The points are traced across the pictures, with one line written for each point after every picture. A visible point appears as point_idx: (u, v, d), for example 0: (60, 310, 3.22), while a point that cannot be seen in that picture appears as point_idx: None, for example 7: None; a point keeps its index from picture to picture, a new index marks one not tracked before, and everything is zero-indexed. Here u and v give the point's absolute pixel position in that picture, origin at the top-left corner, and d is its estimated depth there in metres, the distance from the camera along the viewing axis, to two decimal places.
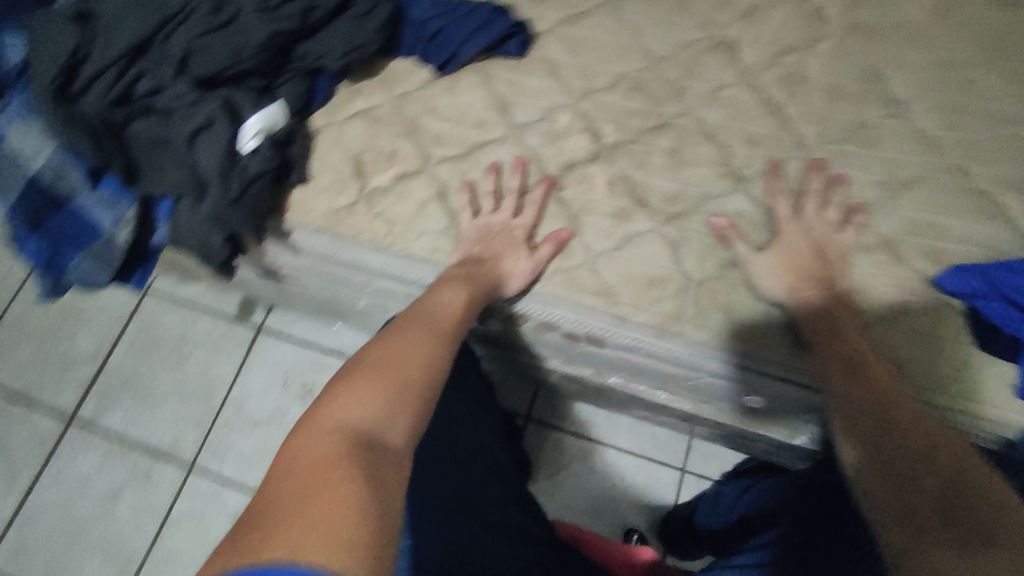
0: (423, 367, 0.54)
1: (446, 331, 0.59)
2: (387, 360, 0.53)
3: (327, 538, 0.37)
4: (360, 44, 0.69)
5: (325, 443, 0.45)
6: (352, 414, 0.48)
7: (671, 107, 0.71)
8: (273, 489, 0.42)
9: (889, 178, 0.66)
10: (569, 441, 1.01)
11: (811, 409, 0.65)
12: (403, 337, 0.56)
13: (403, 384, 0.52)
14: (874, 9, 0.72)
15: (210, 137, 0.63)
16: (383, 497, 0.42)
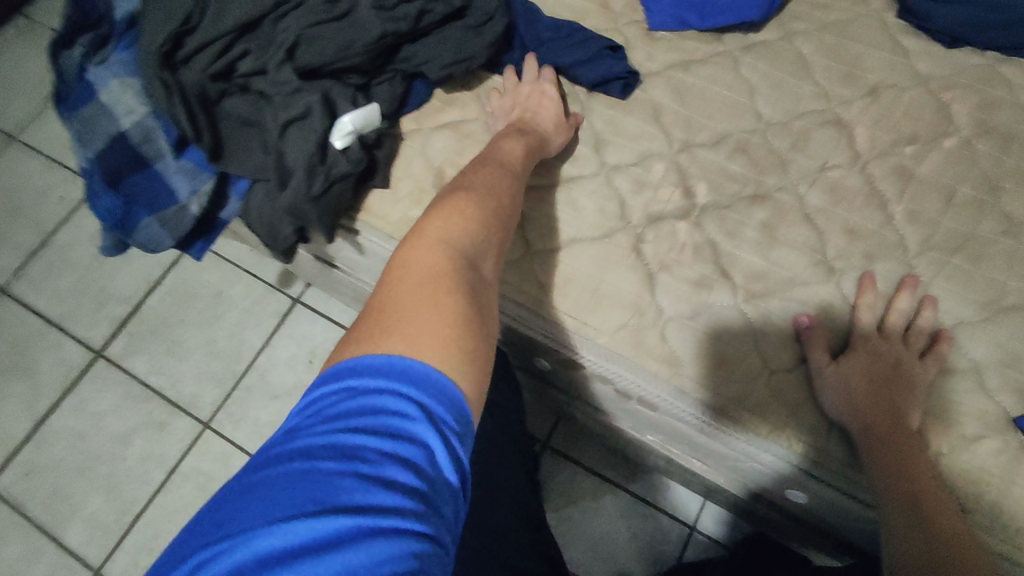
0: (506, 205, 0.56)
1: (519, 173, 0.61)
2: (478, 195, 0.54)
3: (439, 349, 0.41)
4: (466, 58, 0.67)
5: (430, 259, 0.47)
6: (454, 236, 0.50)
7: (772, 177, 0.67)
8: (385, 295, 0.45)
9: (993, 301, 0.61)
10: (583, 477, 1.06)
11: (855, 521, 0.63)
12: (486, 174, 0.57)
13: (492, 217, 0.53)
14: (1007, 116, 0.68)
15: (302, 130, 0.61)
16: (480, 318, 0.46)
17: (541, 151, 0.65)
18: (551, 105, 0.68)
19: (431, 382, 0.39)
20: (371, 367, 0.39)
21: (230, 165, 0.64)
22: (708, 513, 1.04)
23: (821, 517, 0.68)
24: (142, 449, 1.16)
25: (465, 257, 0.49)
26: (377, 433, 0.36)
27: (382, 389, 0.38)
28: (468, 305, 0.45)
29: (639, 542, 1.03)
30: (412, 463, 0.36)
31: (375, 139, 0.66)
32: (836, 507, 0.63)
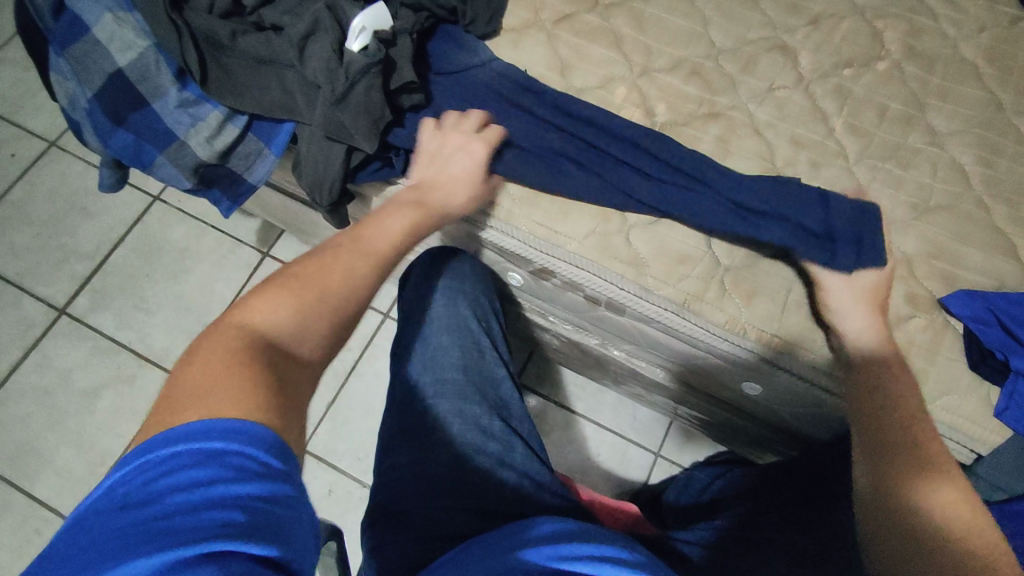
0: (346, 285, 0.52)
1: (388, 252, 0.56)
2: (313, 276, 0.51)
3: (244, 402, 0.40)
4: (498, 8, 0.75)
5: (227, 345, 0.44)
6: (267, 325, 0.47)
7: (725, 98, 0.73)
8: (178, 382, 0.42)
9: (920, 201, 0.68)
10: (554, 409, 1.11)
11: (802, 404, 0.70)
12: (327, 253, 0.53)
13: (320, 300, 0.50)
14: (931, 41, 0.75)
15: (318, 41, 0.64)
16: (290, 396, 0.44)
17: (433, 223, 0.62)
18: (468, 167, 0.64)
19: (238, 428, 0.38)
20: (157, 459, 0.37)
21: (246, 104, 0.68)
22: (672, 438, 1.10)
23: (774, 407, 0.75)
24: (112, 403, 1.15)
25: (278, 349, 0.46)
26: (191, 486, 0.36)
27: (182, 455, 0.37)
28: (273, 384, 0.43)
29: (608, 466, 1.09)
30: (244, 480, 0.37)
31: (391, 36, 0.66)
32: (788, 392, 0.69)
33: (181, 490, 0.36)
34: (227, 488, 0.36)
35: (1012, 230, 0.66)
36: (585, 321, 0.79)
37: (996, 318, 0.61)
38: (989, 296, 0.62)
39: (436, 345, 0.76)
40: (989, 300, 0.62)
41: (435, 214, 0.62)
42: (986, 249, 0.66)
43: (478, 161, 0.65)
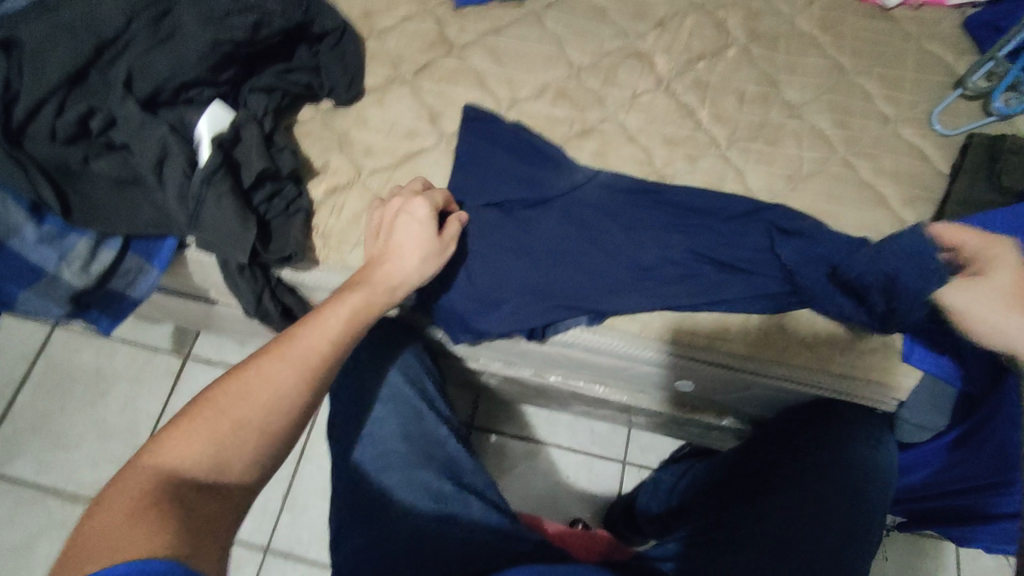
0: (269, 399, 0.49)
1: (327, 352, 0.53)
2: (233, 393, 0.49)
3: (145, 541, 0.39)
4: (356, 71, 0.74)
5: (137, 489, 0.43)
6: (180, 460, 0.45)
7: (594, 113, 0.74)
8: (82, 533, 0.40)
9: (793, 172, 0.71)
10: (514, 442, 1.10)
11: (735, 390, 0.71)
12: (255, 361, 0.51)
13: (238, 424, 0.48)
14: (770, 21, 0.79)
15: (172, 163, 0.62)
16: (208, 535, 0.42)
17: (380, 307, 0.58)
18: (422, 238, 0.60)
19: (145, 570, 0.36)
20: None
21: (118, 225, 0.65)
22: (634, 442, 1.10)
23: (711, 397, 0.76)
24: (50, 552, 1.06)
25: (189, 485, 0.44)
26: None
27: None
28: (181, 524, 0.41)
29: (580, 485, 1.08)
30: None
31: (232, 135, 0.64)
32: (716, 382, 0.71)
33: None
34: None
35: (879, 181, 0.70)
36: (514, 358, 0.78)
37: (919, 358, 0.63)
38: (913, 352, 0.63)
39: (371, 417, 0.68)
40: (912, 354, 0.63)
41: (380, 300, 0.58)
42: (860, 205, 0.69)
43: (426, 220, 0.61)
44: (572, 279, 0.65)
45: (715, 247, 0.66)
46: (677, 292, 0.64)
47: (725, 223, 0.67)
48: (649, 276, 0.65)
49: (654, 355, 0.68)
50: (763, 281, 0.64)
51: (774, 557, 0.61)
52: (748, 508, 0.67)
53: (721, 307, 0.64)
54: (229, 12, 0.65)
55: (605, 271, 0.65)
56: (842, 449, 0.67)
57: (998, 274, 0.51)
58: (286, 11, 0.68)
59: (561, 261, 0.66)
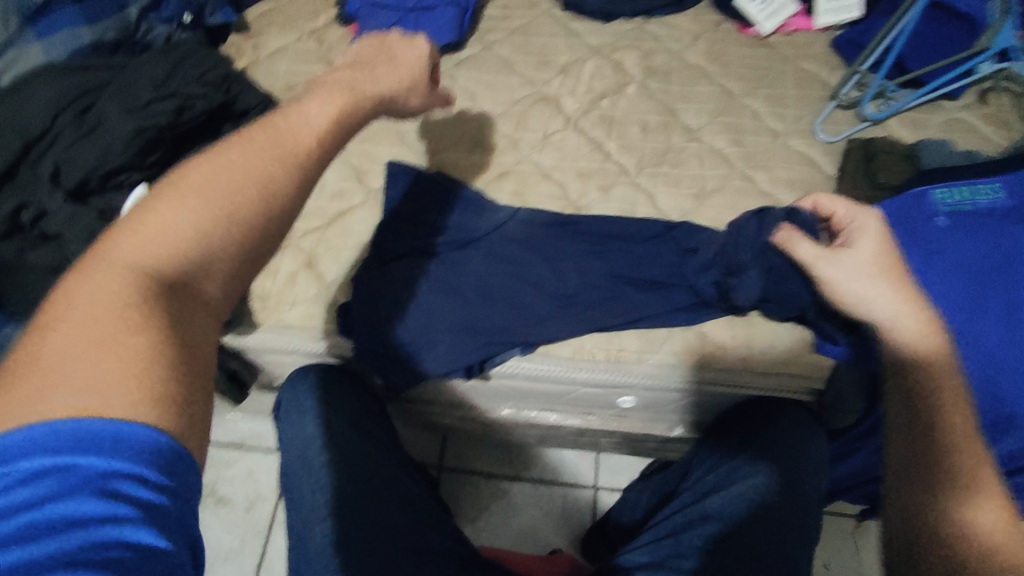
0: (257, 190, 0.40)
1: (307, 147, 0.44)
2: (203, 180, 0.40)
3: (123, 381, 0.33)
4: None
5: (107, 286, 0.35)
6: (150, 248, 0.37)
7: (510, 156, 0.80)
8: (49, 345, 0.33)
9: (698, 190, 0.76)
10: (483, 481, 1.09)
11: (672, 400, 0.75)
12: (230, 149, 0.41)
13: (228, 210, 0.39)
14: (663, 58, 0.86)
15: None
16: (189, 363, 0.35)
17: (367, 109, 0.50)
18: (409, 61, 0.56)
19: (122, 434, 0.31)
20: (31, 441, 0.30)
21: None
22: (604, 467, 1.10)
23: (654, 409, 0.79)
24: None
25: (174, 281, 0.37)
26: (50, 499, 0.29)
27: (50, 470, 0.30)
28: (166, 345, 0.35)
29: (554, 518, 1.06)
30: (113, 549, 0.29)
31: None
32: (654, 397, 0.75)
33: (43, 535, 0.28)
34: (138, 536, 0.30)
35: (778, 190, 0.75)
36: (464, 395, 0.80)
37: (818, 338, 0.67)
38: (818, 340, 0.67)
39: (318, 467, 0.68)
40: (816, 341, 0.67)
41: (364, 105, 0.49)
42: (763, 212, 0.74)
43: (422, 63, 0.57)
44: (505, 316, 0.69)
45: (633, 272, 0.71)
46: (603, 317, 0.69)
47: (641, 247, 0.72)
48: (575, 305, 0.70)
49: (592, 375, 0.69)
50: (680, 294, 0.70)
51: (734, 553, 0.63)
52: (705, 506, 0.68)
53: (644, 325, 0.69)
54: (152, 101, 0.70)
55: (534, 306, 0.69)
56: (773, 441, 0.70)
57: (862, 245, 0.54)
58: (207, 95, 0.73)
59: (493, 300, 0.69)
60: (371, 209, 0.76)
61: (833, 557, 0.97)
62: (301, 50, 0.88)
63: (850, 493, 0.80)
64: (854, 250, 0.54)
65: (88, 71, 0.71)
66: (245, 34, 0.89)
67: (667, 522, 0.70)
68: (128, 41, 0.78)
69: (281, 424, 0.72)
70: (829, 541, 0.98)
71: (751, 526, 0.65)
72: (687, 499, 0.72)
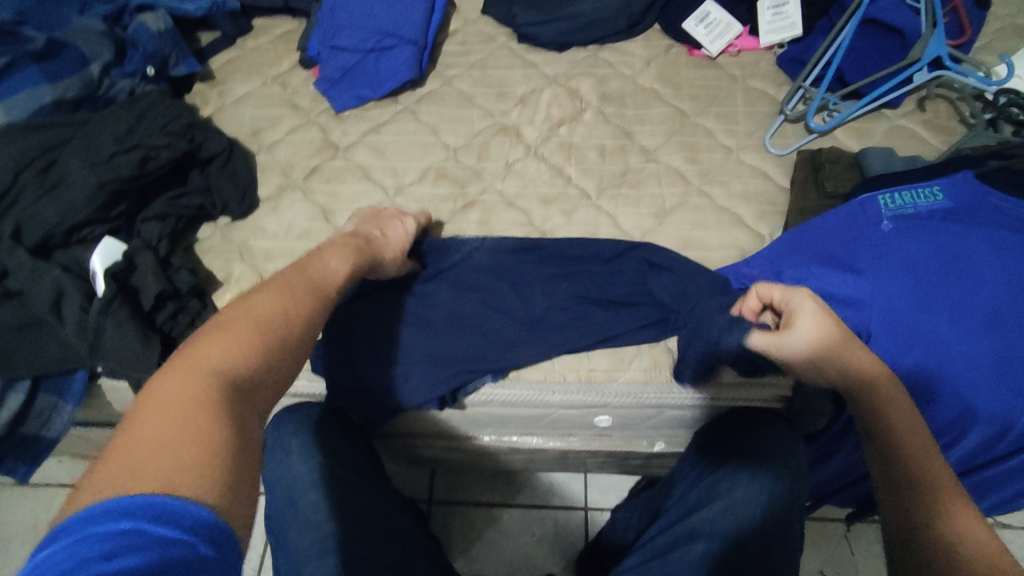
0: (300, 323, 0.48)
1: (330, 292, 0.53)
2: (259, 308, 0.46)
3: (215, 470, 0.35)
4: (246, 185, 0.79)
5: (192, 388, 0.39)
6: (226, 356, 0.41)
7: (473, 186, 0.81)
8: (143, 442, 0.36)
9: (658, 209, 0.78)
10: (473, 510, 1.08)
11: (647, 417, 0.76)
12: (277, 288, 0.49)
13: (283, 335, 0.46)
14: (617, 83, 0.89)
15: (69, 300, 0.65)
16: (257, 461, 0.39)
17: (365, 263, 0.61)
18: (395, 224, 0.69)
19: (185, 511, 0.33)
20: (120, 511, 0.32)
21: (21, 367, 0.66)
22: (593, 487, 1.10)
23: (632, 427, 0.80)
24: None
25: (243, 388, 0.41)
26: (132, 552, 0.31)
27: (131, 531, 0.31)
28: (242, 444, 0.38)
29: (546, 543, 1.05)
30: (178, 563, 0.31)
31: (126, 263, 0.67)
32: (630, 414, 0.75)
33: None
34: None
35: (734, 205, 0.78)
36: (443, 424, 0.81)
37: None
38: None
39: (306, 504, 0.68)
40: None
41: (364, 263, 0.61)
42: (722, 227, 0.76)
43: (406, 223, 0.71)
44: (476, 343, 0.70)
45: (595, 295, 0.72)
46: (569, 340, 0.69)
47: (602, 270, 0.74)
48: (546, 328, 0.71)
49: (564, 397, 0.70)
50: (644, 311, 0.71)
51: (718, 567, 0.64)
52: (692, 520, 0.69)
53: (614, 343, 0.70)
54: (115, 153, 0.71)
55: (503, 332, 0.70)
56: (753, 451, 0.71)
57: (803, 325, 0.54)
58: (171, 143, 0.74)
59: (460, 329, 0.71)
60: None
61: (828, 564, 0.97)
62: (265, 95, 0.89)
63: (840, 494, 0.81)
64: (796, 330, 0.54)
65: (51, 128, 0.73)
66: (210, 82, 0.91)
67: (654, 540, 0.71)
68: (89, 98, 0.79)
69: (268, 464, 0.72)
70: (821, 546, 0.98)
71: (736, 539, 0.65)
72: (676, 514, 0.72)
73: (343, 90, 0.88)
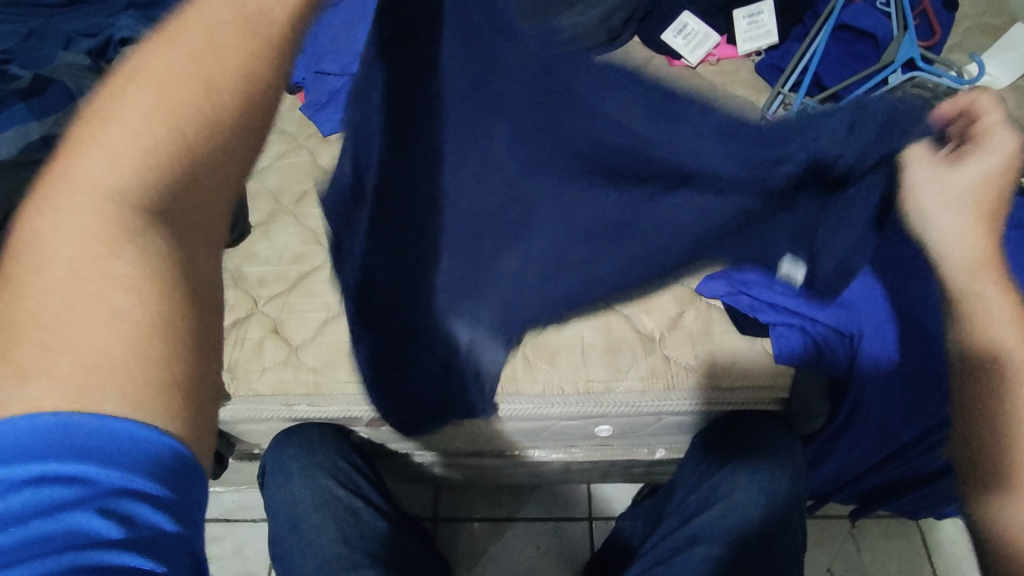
0: (217, 93, 0.36)
1: (267, 22, 0.38)
2: (155, 76, 0.35)
3: (95, 373, 0.32)
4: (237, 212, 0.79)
5: (77, 220, 0.34)
6: (107, 164, 0.34)
7: None
8: (29, 289, 0.33)
9: None
10: (478, 525, 1.07)
11: (645, 424, 0.76)
12: (182, 37, 0.36)
13: (187, 119, 0.35)
14: None
15: None
16: (161, 312, 0.34)
17: None
18: None
19: (134, 439, 0.32)
20: (32, 437, 0.31)
21: None
22: (596, 496, 1.10)
23: (632, 435, 0.80)
24: None
25: (139, 204, 0.35)
26: (70, 500, 0.30)
27: (76, 474, 0.31)
28: (132, 293, 0.33)
29: (553, 553, 1.05)
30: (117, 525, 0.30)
31: None
32: (629, 422, 0.75)
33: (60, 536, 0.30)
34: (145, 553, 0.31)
35: None
36: (447, 441, 0.81)
37: (801, 330, 0.67)
38: (809, 328, 0.67)
39: (310, 526, 0.70)
40: (808, 332, 0.67)
41: None
42: None
43: None
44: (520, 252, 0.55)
45: (744, 187, 0.46)
46: (560, 358, 0.70)
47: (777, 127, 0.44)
48: (615, 221, 0.50)
49: (562, 407, 0.71)
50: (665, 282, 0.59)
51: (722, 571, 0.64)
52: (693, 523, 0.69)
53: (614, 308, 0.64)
54: None
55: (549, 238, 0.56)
56: (750, 454, 0.71)
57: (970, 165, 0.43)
58: None
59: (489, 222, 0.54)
60: (334, 267, 0.77)
61: (835, 561, 0.98)
62: None
63: (842, 492, 0.82)
64: (919, 184, 0.45)
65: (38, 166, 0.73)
66: None
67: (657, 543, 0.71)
68: None
69: (270, 488, 0.74)
70: (826, 543, 0.99)
71: (734, 540, 0.67)
72: (677, 515, 0.73)
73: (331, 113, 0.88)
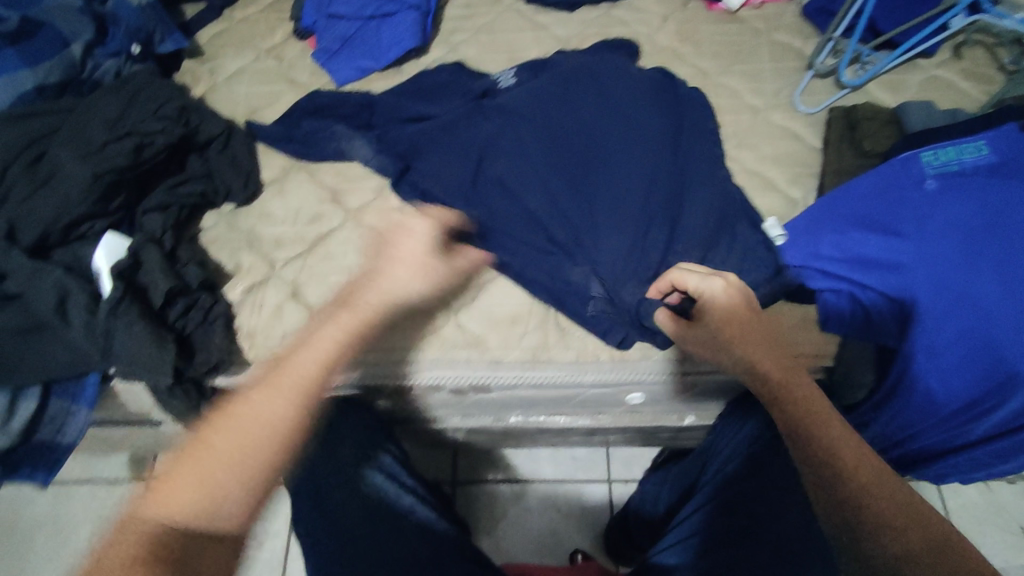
0: (266, 431, 0.50)
1: (312, 391, 0.53)
2: (208, 441, 0.49)
3: None
4: (248, 170, 0.75)
5: (122, 547, 0.44)
6: (170, 510, 0.46)
7: None
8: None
9: None
10: (496, 488, 1.07)
11: (680, 392, 0.74)
12: (251, 394, 0.52)
13: (241, 452, 0.49)
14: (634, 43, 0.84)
15: (76, 302, 0.62)
16: None
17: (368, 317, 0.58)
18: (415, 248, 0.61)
19: None
20: None
21: (28, 375, 0.62)
22: (615, 459, 1.09)
23: (664, 402, 0.78)
24: None
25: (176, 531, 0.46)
26: None
27: None
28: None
29: (572, 516, 1.05)
30: None
31: (132, 259, 0.64)
32: (661, 389, 0.73)
33: None
34: None
35: (764, 168, 0.74)
36: (472, 408, 0.79)
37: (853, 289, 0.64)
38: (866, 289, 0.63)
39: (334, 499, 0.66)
40: (862, 295, 0.63)
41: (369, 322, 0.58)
42: (752, 193, 0.73)
43: None
44: (598, 190, 0.69)
45: None
46: (590, 322, 0.67)
47: None
48: None
49: (597, 376, 0.68)
50: None
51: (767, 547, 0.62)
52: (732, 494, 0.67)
53: None
54: (106, 142, 0.67)
55: (630, 183, 0.69)
56: None
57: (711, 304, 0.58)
58: (167, 128, 0.70)
59: None
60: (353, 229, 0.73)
61: None
62: (260, 71, 0.84)
63: None
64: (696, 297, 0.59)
65: (35, 117, 0.68)
66: (199, 59, 0.86)
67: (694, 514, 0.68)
68: (74, 81, 0.74)
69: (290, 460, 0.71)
70: None
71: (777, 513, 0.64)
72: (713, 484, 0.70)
73: (343, 62, 0.82)
